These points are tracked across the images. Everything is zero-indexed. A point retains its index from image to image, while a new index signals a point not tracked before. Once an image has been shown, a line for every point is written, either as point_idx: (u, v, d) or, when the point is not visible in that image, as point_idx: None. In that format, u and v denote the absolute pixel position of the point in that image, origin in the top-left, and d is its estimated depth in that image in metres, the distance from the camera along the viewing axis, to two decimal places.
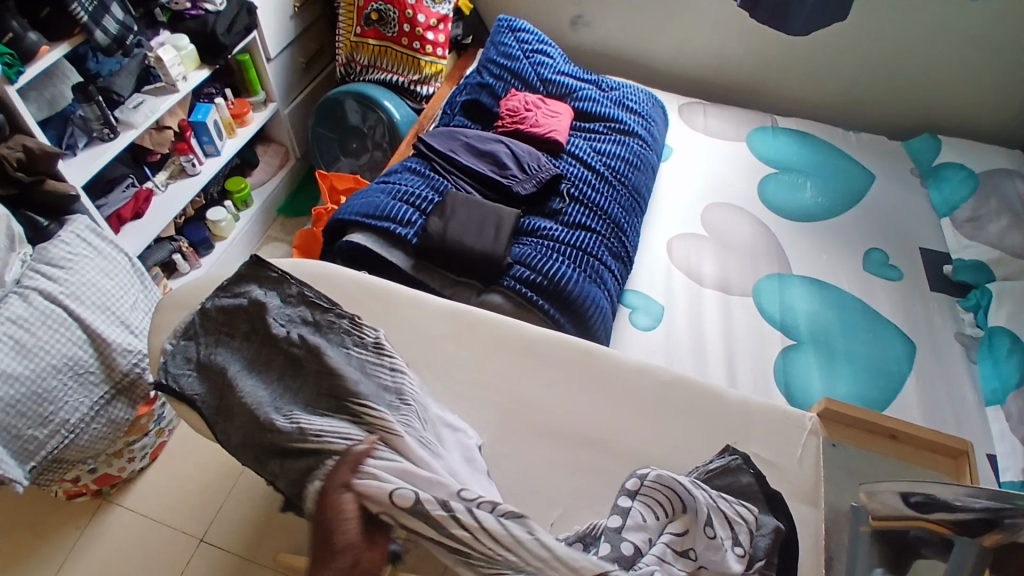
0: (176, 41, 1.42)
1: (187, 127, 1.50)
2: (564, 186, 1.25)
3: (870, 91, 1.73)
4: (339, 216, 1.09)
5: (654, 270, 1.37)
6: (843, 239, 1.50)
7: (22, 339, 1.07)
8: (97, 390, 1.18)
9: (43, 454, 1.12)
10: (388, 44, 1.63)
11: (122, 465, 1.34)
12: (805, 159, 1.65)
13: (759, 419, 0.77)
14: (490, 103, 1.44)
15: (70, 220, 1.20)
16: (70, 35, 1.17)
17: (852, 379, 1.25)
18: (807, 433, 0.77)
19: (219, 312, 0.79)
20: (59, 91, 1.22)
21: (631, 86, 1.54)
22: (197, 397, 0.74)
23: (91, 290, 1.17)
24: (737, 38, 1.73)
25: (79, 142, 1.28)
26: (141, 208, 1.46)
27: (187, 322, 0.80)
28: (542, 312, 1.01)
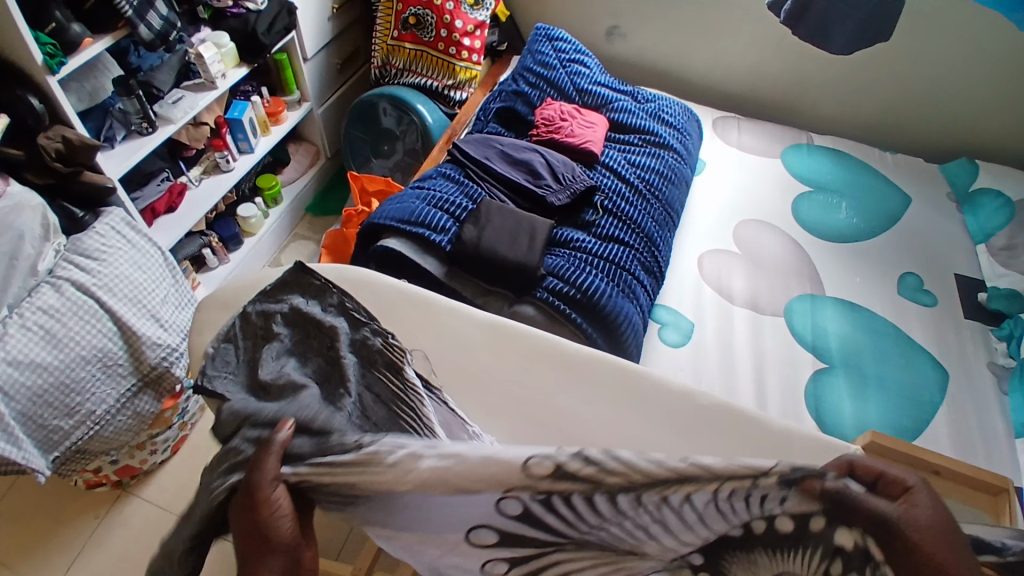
0: (217, 39, 1.42)
1: (223, 124, 1.51)
2: (598, 197, 1.24)
3: (909, 112, 1.70)
4: (374, 220, 1.09)
5: (683, 285, 1.35)
6: (878, 261, 1.46)
7: (54, 329, 1.09)
8: (125, 381, 1.19)
9: (68, 444, 1.14)
10: (424, 48, 1.64)
11: (144, 457, 1.36)
12: (840, 179, 1.63)
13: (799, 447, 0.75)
14: (525, 111, 1.43)
15: (106, 212, 1.22)
16: (114, 28, 1.18)
17: (883, 405, 1.21)
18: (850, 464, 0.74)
19: (261, 315, 0.78)
20: (100, 84, 1.23)
21: (667, 98, 1.53)
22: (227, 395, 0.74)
23: (123, 282, 1.18)
24: (775, 53, 1.71)
25: (118, 135, 1.29)
26: (175, 202, 1.47)
27: (229, 324, 0.79)
28: (574, 325, 1.00)
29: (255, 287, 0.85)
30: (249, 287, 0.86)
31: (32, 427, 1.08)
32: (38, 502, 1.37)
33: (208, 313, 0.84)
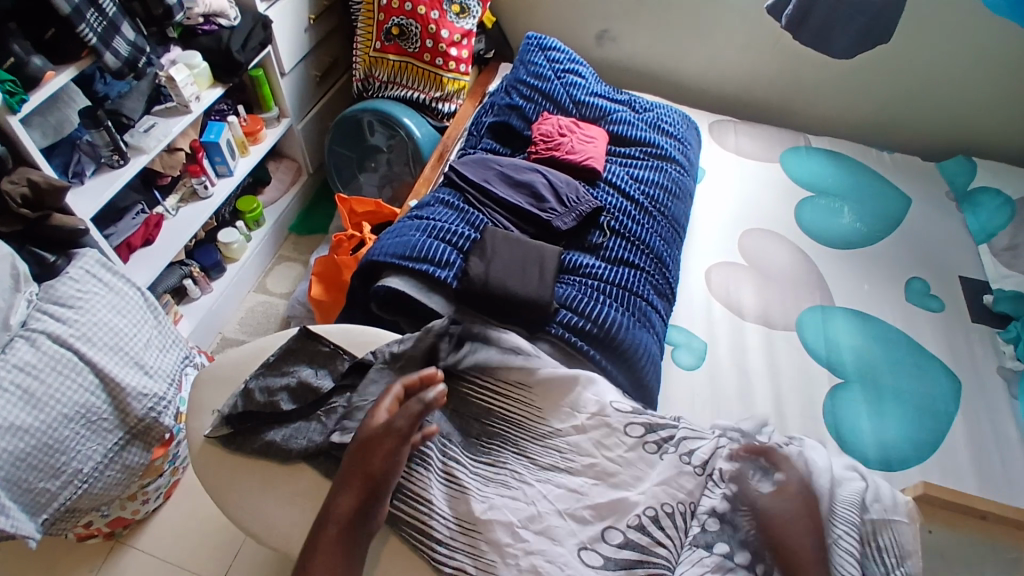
0: (189, 59, 1.33)
1: (199, 148, 1.42)
2: (604, 218, 1.19)
3: (904, 111, 1.68)
4: (373, 257, 1.03)
5: (692, 303, 1.32)
6: (883, 266, 1.44)
7: (31, 388, 1.00)
8: (111, 436, 1.11)
9: (56, 506, 1.06)
10: (409, 59, 1.57)
11: (136, 507, 1.28)
12: (840, 181, 1.60)
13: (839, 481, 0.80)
14: (521, 126, 1.38)
15: (78, 255, 1.13)
16: (77, 57, 1.09)
17: (900, 419, 1.18)
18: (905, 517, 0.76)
19: (264, 390, 0.83)
20: (65, 116, 1.14)
21: (664, 106, 1.48)
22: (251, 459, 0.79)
23: (102, 330, 1.10)
24: (770, 55, 1.67)
25: (87, 169, 1.20)
26: (153, 234, 1.38)
27: (231, 403, 0.83)
28: (592, 362, 0.96)
29: (253, 362, 0.91)
30: (247, 363, 0.91)
31: (16, 492, 1.00)
32: (24, 559, 1.29)
33: (208, 390, 0.89)
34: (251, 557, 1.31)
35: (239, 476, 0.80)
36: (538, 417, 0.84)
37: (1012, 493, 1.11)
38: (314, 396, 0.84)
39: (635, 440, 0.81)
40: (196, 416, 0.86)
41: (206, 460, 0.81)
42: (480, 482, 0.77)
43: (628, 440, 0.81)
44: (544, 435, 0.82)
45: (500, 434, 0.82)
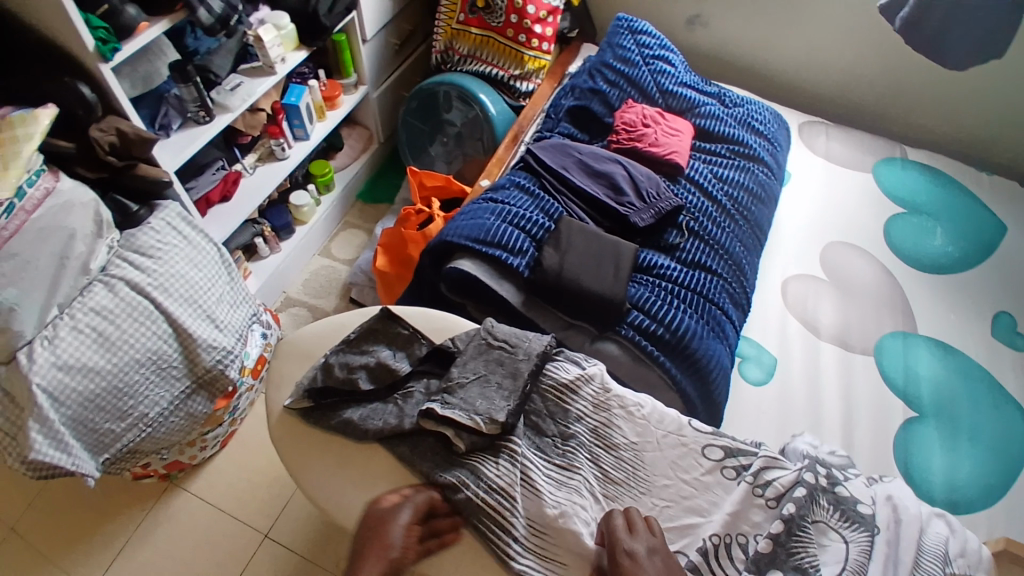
0: (277, 20, 1.33)
1: (280, 110, 1.44)
2: (683, 218, 1.13)
3: (1018, 129, 1.53)
4: (445, 238, 1.02)
5: (767, 315, 1.27)
6: (976, 295, 1.34)
7: (107, 332, 1.04)
8: (178, 384, 1.16)
9: (118, 447, 1.11)
10: (491, 34, 1.52)
11: (194, 453, 1.33)
12: (937, 198, 1.49)
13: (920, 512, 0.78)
14: (602, 112, 1.33)
15: (160, 206, 1.16)
16: (171, 10, 1.11)
17: (976, 461, 1.10)
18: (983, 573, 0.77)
19: (342, 367, 0.85)
20: (154, 68, 1.17)
21: (756, 102, 1.40)
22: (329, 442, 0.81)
23: (178, 282, 1.13)
24: (874, 56, 1.56)
25: (173, 122, 1.23)
26: (230, 190, 1.40)
27: (311, 376, 0.85)
28: (661, 367, 0.93)
29: (332, 337, 0.92)
30: (326, 337, 0.92)
31: (82, 430, 1.05)
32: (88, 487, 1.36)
33: (287, 362, 0.90)
34: (295, 514, 1.35)
35: (312, 451, 0.81)
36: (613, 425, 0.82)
37: None
38: (392, 380, 0.84)
39: (714, 463, 0.79)
40: (273, 387, 0.88)
41: (282, 432, 0.83)
42: (551, 484, 0.76)
43: (706, 462, 0.79)
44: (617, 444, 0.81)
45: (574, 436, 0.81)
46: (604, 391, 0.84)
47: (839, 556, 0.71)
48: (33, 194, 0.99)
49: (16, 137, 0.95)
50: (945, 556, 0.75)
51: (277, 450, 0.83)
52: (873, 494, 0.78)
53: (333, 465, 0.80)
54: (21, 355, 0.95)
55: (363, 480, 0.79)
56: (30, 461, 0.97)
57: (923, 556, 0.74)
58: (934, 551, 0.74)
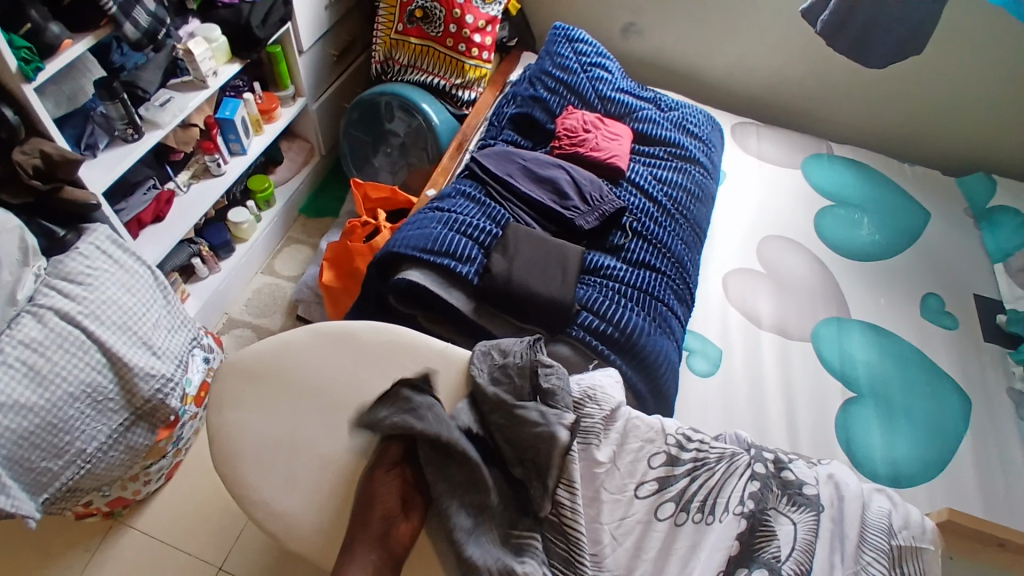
0: (207, 32, 1.30)
1: (214, 125, 1.39)
2: (627, 219, 1.16)
3: (928, 123, 1.65)
4: (393, 249, 1.01)
5: (711, 309, 1.31)
6: (900, 280, 1.42)
7: (38, 366, 0.98)
8: (116, 417, 1.10)
9: (58, 485, 1.05)
10: (431, 44, 1.53)
11: (138, 487, 1.26)
12: (860, 191, 1.58)
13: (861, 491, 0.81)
14: (544, 119, 1.35)
15: (89, 230, 1.10)
16: (96, 27, 1.06)
17: (912, 439, 1.17)
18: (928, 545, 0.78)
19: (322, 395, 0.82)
20: (81, 86, 1.11)
21: (690, 106, 1.45)
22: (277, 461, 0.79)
23: (112, 308, 1.07)
24: (798, 59, 1.65)
25: (100, 141, 1.17)
26: (163, 210, 1.35)
27: None
28: (611, 366, 0.95)
29: (278, 358, 0.86)
30: (272, 358, 0.86)
31: (18, 471, 0.99)
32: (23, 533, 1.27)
33: (230, 384, 0.85)
34: (250, 544, 1.30)
35: (261, 471, 0.78)
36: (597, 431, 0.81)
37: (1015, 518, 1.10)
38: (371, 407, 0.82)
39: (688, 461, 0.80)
40: (216, 410, 0.83)
41: (228, 457, 0.80)
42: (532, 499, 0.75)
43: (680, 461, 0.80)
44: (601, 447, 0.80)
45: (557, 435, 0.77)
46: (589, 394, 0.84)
47: (788, 538, 0.74)
48: None
49: None
50: (889, 529, 0.78)
51: (221, 474, 0.79)
52: (816, 473, 0.82)
53: (283, 485, 0.78)
54: None
55: (323, 506, 0.76)
56: None
57: (869, 532, 0.76)
58: (878, 525, 0.77)
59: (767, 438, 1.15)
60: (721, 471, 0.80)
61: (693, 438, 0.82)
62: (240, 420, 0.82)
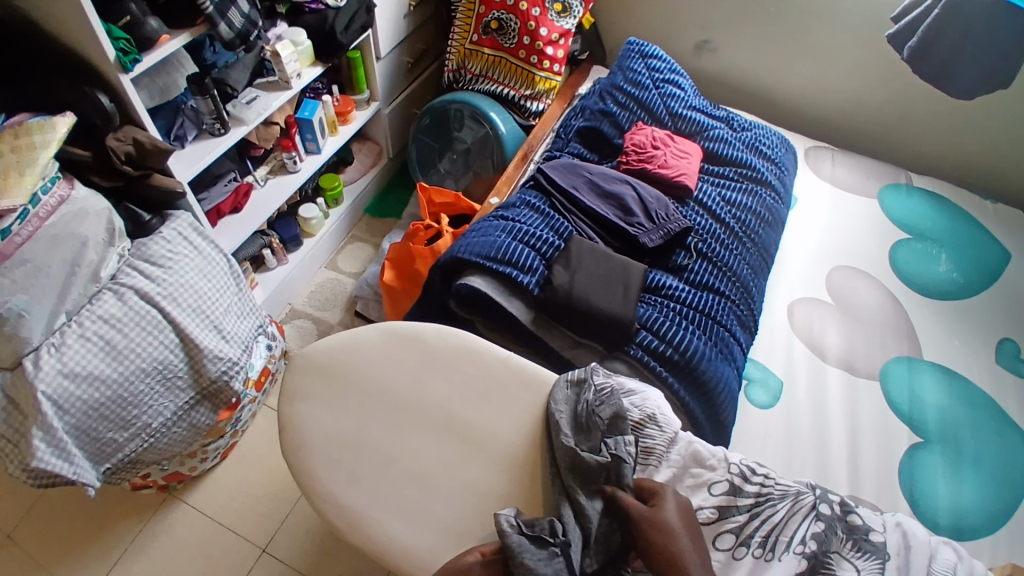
0: (294, 36, 1.36)
1: (293, 124, 1.46)
2: (692, 239, 1.14)
3: (1021, 159, 1.55)
4: (457, 254, 1.02)
5: (774, 337, 1.27)
6: (980, 322, 1.34)
7: (115, 341, 1.04)
8: (182, 395, 1.16)
9: (119, 456, 1.11)
10: (503, 54, 1.55)
11: (195, 464, 1.32)
12: (942, 226, 1.50)
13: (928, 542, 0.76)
14: (612, 134, 1.34)
15: (173, 217, 1.17)
16: (192, 25, 1.13)
17: (982, 490, 1.09)
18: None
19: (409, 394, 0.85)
20: (173, 79, 1.18)
21: (764, 127, 1.42)
22: (338, 453, 0.82)
23: (188, 292, 1.13)
24: (880, 84, 1.58)
25: (189, 133, 1.25)
26: (241, 203, 1.42)
27: None
28: (668, 388, 0.93)
29: (348, 354, 0.89)
30: (341, 354, 0.89)
31: (85, 440, 1.04)
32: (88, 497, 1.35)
33: (300, 377, 0.88)
34: (296, 528, 1.33)
35: (325, 463, 0.81)
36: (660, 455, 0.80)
37: None
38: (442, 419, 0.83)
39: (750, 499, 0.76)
40: (287, 400, 0.86)
41: (295, 447, 0.83)
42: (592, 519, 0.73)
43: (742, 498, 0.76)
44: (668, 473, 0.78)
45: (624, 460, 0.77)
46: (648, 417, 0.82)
47: None
48: (47, 201, 1.00)
49: (33, 144, 0.95)
50: None
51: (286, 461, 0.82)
52: (883, 520, 0.78)
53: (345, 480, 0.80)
54: (27, 361, 0.96)
55: (382, 502, 0.78)
56: (32, 468, 0.97)
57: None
58: None
59: (826, 477, 1.10)
60: (789, 512, 0.75)
61: (757, 471, 0.78)
62: (307, 411, 0.85)
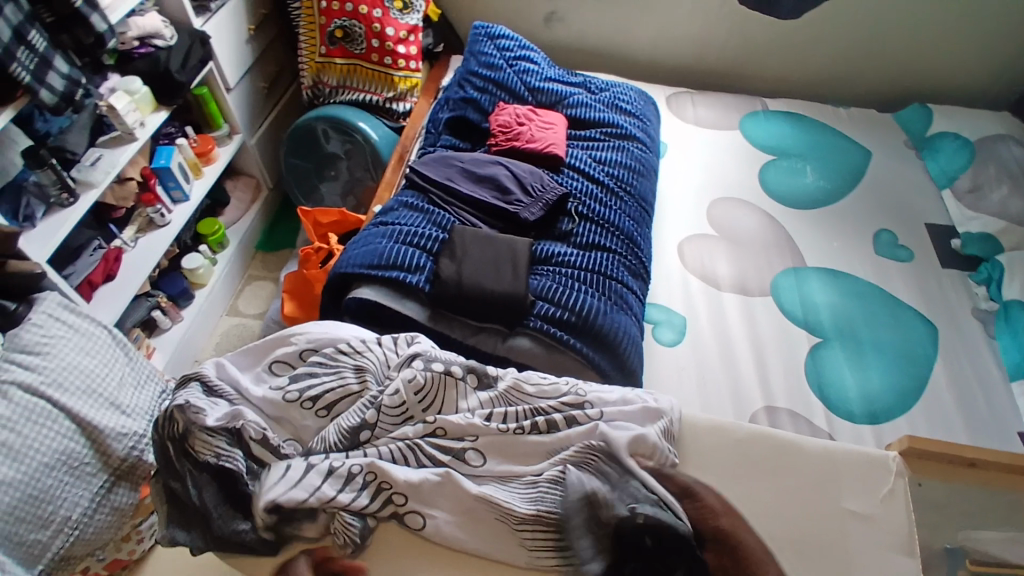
0: (128, 84, 1.26)
1: (150, 175, 1.38)
2: (572, 204, 1.18)
3: (852, 67, 1.71)
4: (341, 270, 1.01)
5: (669, 278, 1.33)
6: (851, 221, 1.45)
7: (10, 441, 0.95)
8: (96, 480, 1.05)
9: (50, 557, 1.00)
10: (357, 61, 1.53)
11: (132, 548, 1.22)
12: (800, 141, 1.61)
13: (844, 458, 0.78)
14: (478, 118, 1.36)
15: (39, 299, 1.07)
16: (12, 99, 1.01)
17: (883, 371, 1.20)
18: (894, 475, 0.77)
19: (262, 443, 0.75)
20: (8, 159, 1.07)
21: (620, 84, 1.47)
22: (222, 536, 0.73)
23: (73, 373, 1.04)
24: (717, 22, 1.68)
25: (38, 211, 1.12)
26: (113, 269, 1.32)
27: (190, 452, 0.75)
28: (573, 350, 0.95)
29: (207, 389, 0.79)
30: (196, 389, 0.79)
31: (9, 546, 0.95)
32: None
33: (165, 458, 0.77)
34: None
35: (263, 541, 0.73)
36: (350, 396, 0.79)
37: (998, 427, 1.14)
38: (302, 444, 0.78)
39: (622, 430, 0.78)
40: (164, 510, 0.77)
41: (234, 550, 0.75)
42: (333, 482, 0.71)
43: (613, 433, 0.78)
44: (240, 409, 0.76)
45: (370, 425, 0.76)
46: (487, 377, 0.81)
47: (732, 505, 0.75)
48: None
49: None
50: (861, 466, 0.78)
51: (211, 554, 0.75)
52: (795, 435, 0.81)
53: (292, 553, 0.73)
54: None
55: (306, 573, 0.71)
56: None
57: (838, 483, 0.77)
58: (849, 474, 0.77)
59: (739, 394, 1.17)
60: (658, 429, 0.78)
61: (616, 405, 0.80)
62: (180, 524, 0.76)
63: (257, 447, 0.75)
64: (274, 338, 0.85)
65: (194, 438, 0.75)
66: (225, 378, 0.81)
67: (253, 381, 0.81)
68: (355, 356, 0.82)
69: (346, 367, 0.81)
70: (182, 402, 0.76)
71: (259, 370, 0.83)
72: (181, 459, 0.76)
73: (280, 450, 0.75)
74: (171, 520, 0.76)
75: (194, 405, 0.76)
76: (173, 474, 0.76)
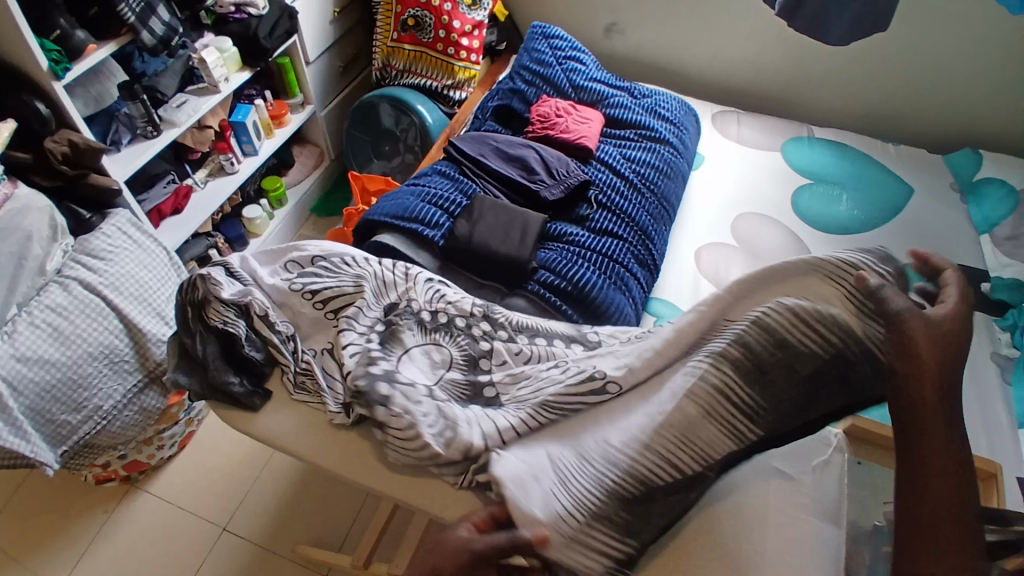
0: (220, 44, 1.45)
1: (227, 127, 1.54)
2: (593, 192, 1.25)
3: (907, 105, 1.70)
4: (370, 217, 1.12)
5: (680, 279, 1.37)
6: (877, 251, 1.45)
7: (60, 326, 1.09)
8: (130, 377, 1.19)
9: (76, 438, 1.13)
10: (423, 49, 1.67)
11: (151, 452, 1.36)
12: (840, 170, 1.61)
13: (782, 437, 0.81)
14: (522, 108, 1.45)
15: (113, 214, 1.24)
16: (116, 35, 1.19)
17: None
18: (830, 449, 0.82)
19: (263, 317, 0.89)
20: (106, 88, 1.24)
21: (663, 93, 1.53)
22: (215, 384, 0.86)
23: (129, 281, 1.19)
24: (773, 47, 1.71)
25: (124, 138, 1.31)
26: (181, 203, 1.50)
27: (204, 315, 0.89)
28: (564, 316, 1.02)
29: (229, 272, 0.94)
30: (219, 270, 0.94)
31: (39, 421, 1.08)
32: (44, 482, 1.39)
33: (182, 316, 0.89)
34: (253, 505, 1.38)
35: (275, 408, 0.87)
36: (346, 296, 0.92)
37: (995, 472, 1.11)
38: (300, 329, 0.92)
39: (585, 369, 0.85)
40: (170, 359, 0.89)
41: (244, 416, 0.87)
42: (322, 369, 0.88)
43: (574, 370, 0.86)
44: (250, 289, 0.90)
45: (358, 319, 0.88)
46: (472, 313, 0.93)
47: None
48: None
49: None
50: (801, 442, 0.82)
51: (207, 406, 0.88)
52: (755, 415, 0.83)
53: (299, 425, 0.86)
54: None
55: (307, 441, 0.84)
56: None
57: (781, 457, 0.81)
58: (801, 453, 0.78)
59: None
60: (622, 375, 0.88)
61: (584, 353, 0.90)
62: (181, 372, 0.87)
63: (257, 321, 0.89)
64: (292, 244, 0.99)
65: (209, 306, 0.88)
66: (246, 268, 0.96)
67: (268, 274, 0.96)
68: (356, 268, 0.95)
69: (347, 275, 0.94)
70: (204, 274, 0.91)
71: (276, 267, 0.98)
72: (194, 320, 0.88)
73: (276, 327, 0.89)
74: (177, 367, 0.87)
75: (214, 278, 0.90)
76: (186, 332, 0.88)
